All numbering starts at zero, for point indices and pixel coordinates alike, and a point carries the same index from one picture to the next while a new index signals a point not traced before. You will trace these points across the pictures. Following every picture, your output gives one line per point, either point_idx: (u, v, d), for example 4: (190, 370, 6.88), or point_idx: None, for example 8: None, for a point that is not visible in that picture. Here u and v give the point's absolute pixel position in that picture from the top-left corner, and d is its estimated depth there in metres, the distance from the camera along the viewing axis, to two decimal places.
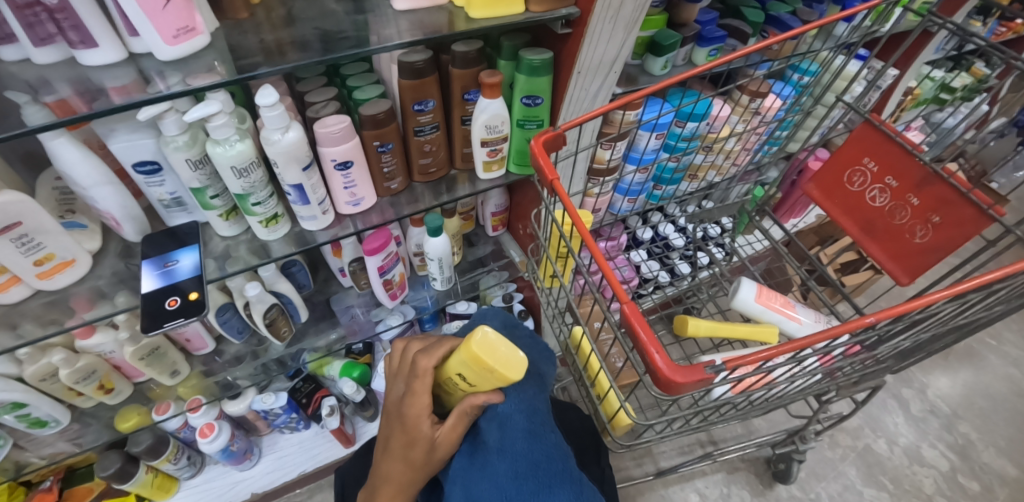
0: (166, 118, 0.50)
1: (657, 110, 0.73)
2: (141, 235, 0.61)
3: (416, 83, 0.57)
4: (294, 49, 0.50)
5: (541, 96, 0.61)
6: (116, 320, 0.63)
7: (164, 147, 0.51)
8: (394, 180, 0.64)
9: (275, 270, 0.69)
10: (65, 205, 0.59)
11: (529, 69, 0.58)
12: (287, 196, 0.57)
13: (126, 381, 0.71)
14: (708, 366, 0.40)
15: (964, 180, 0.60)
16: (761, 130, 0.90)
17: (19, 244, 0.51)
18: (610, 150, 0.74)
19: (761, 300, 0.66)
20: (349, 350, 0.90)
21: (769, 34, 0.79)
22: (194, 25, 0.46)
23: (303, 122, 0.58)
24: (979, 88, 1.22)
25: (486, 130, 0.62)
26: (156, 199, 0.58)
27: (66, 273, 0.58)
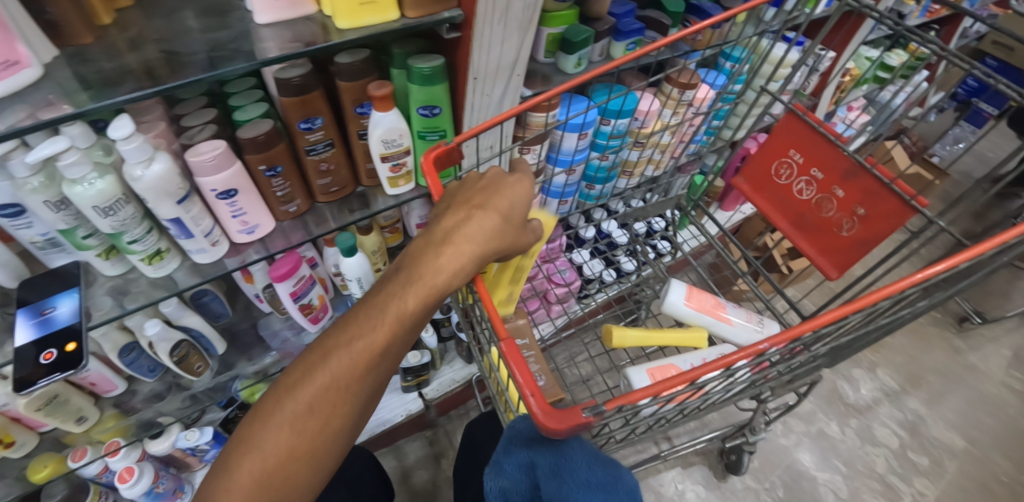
0: (13, 159, 0.45)
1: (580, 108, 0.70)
2: (17, 280, 0.56)
3: (300, 100, 0.53)
4: (143, 75, 0.46)
5: (439, 105, 0.57)
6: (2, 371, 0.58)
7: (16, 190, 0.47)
8: (292, 202, 0.60)
9: (179, 304, 0.64)
10: None
11: (422, 78, 0.54)
12: (167, 230, 0.53)
13: (30, 432, 0.66)
14: (589, 407, 0.38)
15: (887, 170, 0.58)
16: (694, 121, 0.89)
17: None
18: (532, 155, 0.71)
19: (689, 303, 0.65)
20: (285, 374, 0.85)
21: (692, 24, 0.76)
22: (18, 58, 0.41)
23: (178, 149, 0.53)
24: (917, 65, 1.23)
25: (383, 145, 0.58)
26: (26, 241, 0.53)
27: None
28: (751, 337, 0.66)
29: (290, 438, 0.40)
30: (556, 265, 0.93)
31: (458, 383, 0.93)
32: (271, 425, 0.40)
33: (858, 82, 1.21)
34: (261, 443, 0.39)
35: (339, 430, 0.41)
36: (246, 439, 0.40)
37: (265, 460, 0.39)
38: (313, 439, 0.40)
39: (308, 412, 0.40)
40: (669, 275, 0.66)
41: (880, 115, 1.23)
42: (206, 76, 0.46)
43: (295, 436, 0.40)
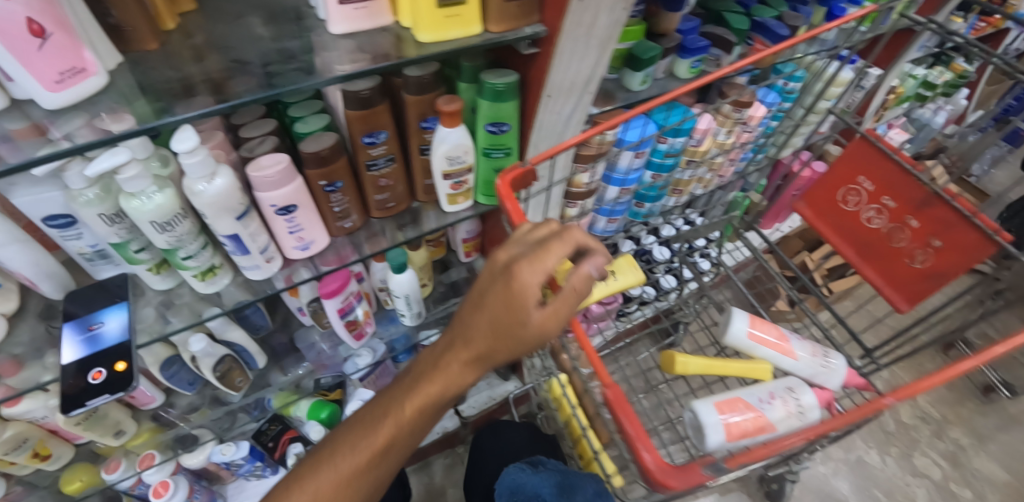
0: (70, 171, 0.43)
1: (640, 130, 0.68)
2: (63, 292, 0.54)
3: (365, 114, 0.50)
4: (209, 88, 0.43)
5: (508, 122, 0.54)
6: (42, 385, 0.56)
7: (71, 203, 0.45)
8: (348, 217, 0.58)
9: (225, 319, 0.62)
10: None
11: (493, 94, 0.52)
12: (223, 246, 0.51)
13: (66, 444, 0.64)
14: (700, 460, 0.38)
15: (967, 202, 0.55)
16: (745, 139, 0.86)
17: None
18: (589, 174, 0.68)
19: (752, 334, 0.63)
20: (317, 385, 0.82)
21: (757, 43, 0.73)
22: (84, 64, 0.39)
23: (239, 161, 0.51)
24: (960, 84, 1.21)
25: (447, 162, 0.55)
26: (75, 252, 0.52)
27: None
28: (816, 372, 0.62)
29: (366, 452, 0.48)
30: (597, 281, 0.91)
31: (495, 400, 0.90)
32: (356, 438, 0.48)
33: (901, 100, 1.19)
34: (351, 449, 0.48)
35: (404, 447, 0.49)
36: (336, 442, 0.50)
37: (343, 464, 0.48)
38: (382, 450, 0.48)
39: (380, 429, 0.47)
40: (731, 304, 0.64)
41: (920, 134, 1.20)
42: (265, 95, 0.42)
43: (370, 451, 0.47)
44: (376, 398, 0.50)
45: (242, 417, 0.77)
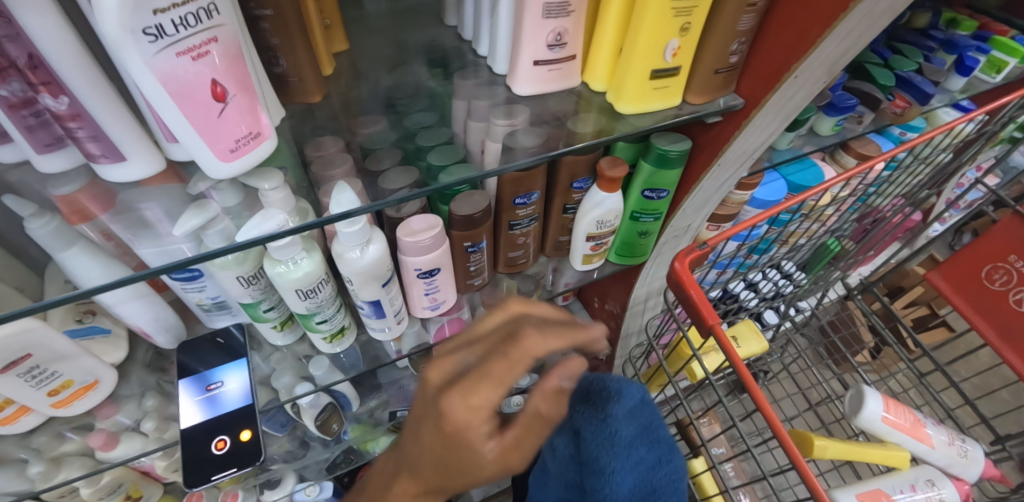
0: (211, 229, 0.36)
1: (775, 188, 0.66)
2: (176, 343, 0.49)
3: (522, 176, 0.45)
4: (376, 159, 0.41)
5: (668, 188, 0.50)
6: (145, 430, 0.53)
7: (209, 265, 0.40)
8: (478, 276, 0.53)
9: (330, 366, 0.56)
10: (84, 306, 0.46)
11: (660, 160, 0.47)
12: (359, 308, 0.47)
13: (156, 484, 0.63)
14: None
15: None
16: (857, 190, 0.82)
17: (29, 378, 0.41)
18: (716, 231, 0.65)
19: (887, 419, 0.59)
20: (393, 420, 0.73)
21: (897, 99, 0.68)
22: (260, 128, 0.32)
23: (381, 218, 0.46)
24: None
25: (595, 225, 0.51)
26: (194, 303, 0.46)
27: (86, 397, 0.47)
28: (952, 461, 0.61)
29: (435, 447, 0.33)
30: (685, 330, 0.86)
31: None
32: (421, 416, 0.34)
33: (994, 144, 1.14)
34: (428, 429, 0.33)
35: (485, 460, 0.32)
36: (412, 423, 0.36)
37: (417, 456, 0.35)
38: (457, 455, 0.33)
39: (440, 422, 0.32)
40: (863, 382, 0.60)
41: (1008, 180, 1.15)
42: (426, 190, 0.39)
43: (439, 447, 0.32)
44: (444, 372, 0.34)
45: (317, 447, 0.70)
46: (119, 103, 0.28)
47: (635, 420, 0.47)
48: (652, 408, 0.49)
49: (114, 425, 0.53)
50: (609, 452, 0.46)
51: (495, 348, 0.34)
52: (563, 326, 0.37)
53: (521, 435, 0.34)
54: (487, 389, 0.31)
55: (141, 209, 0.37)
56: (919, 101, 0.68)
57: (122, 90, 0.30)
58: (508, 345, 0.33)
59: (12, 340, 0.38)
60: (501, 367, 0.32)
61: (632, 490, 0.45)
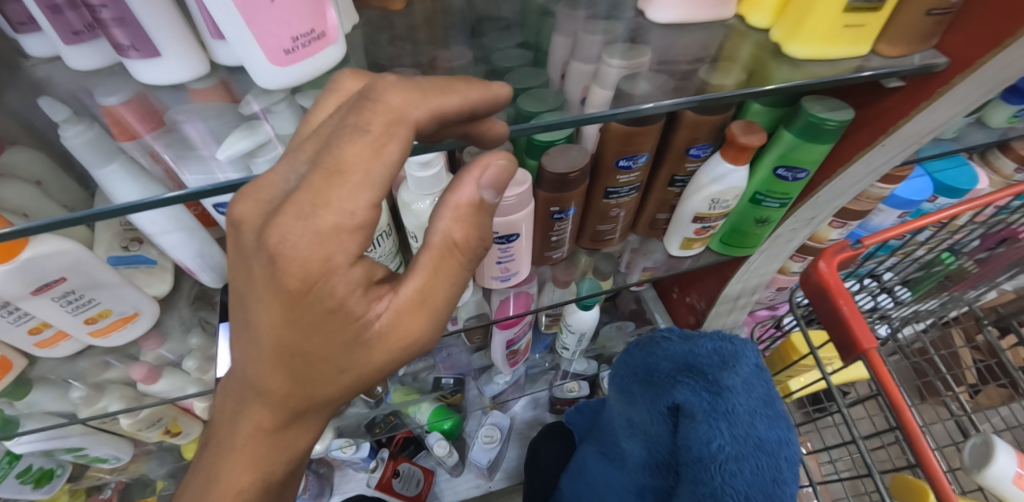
0: (259, 156, 0.30)
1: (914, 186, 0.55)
2: (221, 282, 0.45)
3: (632, 132, 0.36)
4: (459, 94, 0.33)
5: (808, 168, 0.39)
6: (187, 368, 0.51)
7: None
8: (559, 249, 0.46)
9: None
10: (131, 232, 0.42)
11: (807, 131, 0.37)
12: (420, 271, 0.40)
13: (195, 420, 0.61)
14: None
15: None
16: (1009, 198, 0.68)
17: (64, 303, 0.38)
18: (840, 230, 0.54)
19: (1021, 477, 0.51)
20: (438, 388, 0.69)
21: None
22: (326, 30, 0.24)
23: (457, 165, 0.39)
24: None
25: (707, 205, 0.42)
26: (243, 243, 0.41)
27: (126, 329, 0.44)
28: None
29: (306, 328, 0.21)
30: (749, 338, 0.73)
31: None
32: (247, 286, 0.21)
33: None
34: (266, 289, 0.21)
35: (374, 335, 0.23)
36: (242, 340, 0.23)
37: (256, 358, 0.23)
38: (329, 346, 0.22)
39: (280, 274, 0.20)
40: (996, 431, 0.52)
41: None
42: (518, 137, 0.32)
43: (293, 320, 0.21)
44: (264, 203, 0.21)
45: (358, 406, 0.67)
46: None
47: (753, 392, 0.37)
48: (769, 380, 0.39)
49: (157, 357, 0.50)
50: (722, 435, 0.35)
51: (325, 152, 0.20)
52: (436, 86, 0.22)
53: (424, 280, 0.24)
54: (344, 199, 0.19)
55: (185, 126, 0.32)
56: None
57: None
58: (363, 110, 0.20)
59: (43, 262, 0.34)
60: (360, 155, 0.20)
61: (750, 480, 0.34)
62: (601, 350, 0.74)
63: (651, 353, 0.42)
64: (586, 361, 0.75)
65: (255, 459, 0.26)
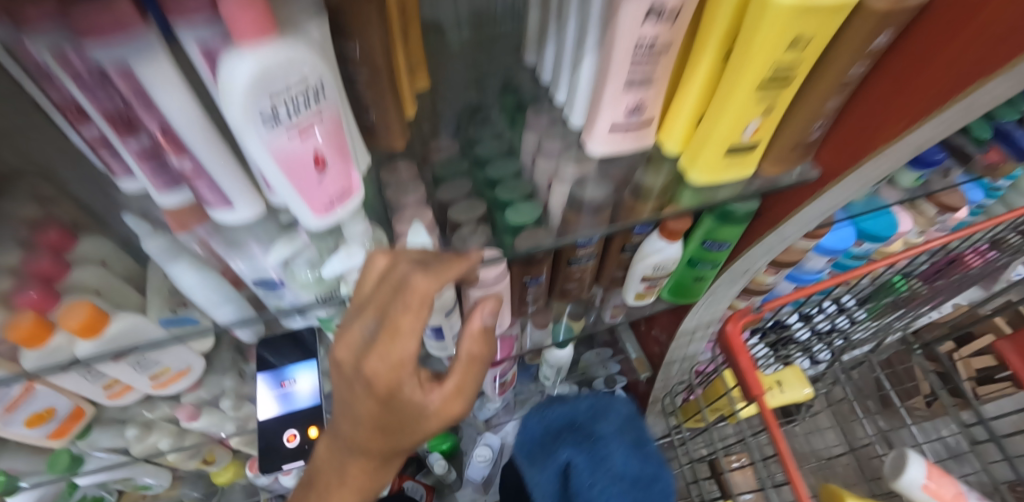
0: (297, 259, 0.41)
1: (841, 236, 0.66)
2: (256, 339, 0.54)
3: (584, 222, 0.46)
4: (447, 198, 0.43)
5: (728, 241, 0.49)
6: (224, 406, 0.60)
7: (290, 281, 0.42)
8: (534, 303, 0.56)
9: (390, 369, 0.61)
10: (178, 298, 0.49)
11: (724, 217, 0.46)
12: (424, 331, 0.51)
13: (225, 448, 0.70)
14: None
15: None
16: (932, 236, 0.80)
17: (135, 364, 0.47)
18: (774, 276, 0.65)
19: (929, 486, 0.61)
20: None
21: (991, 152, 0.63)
22: (351, 185, 0.34)
23: (448, 244, 0.49)
24: None
25: (652, 269, 0.52)
26: (273, 305, 0.47)
27: (179, 379, 0.54)
28: None
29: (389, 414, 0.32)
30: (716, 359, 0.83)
31: None
32: (350, 392, 0.33)
33: None
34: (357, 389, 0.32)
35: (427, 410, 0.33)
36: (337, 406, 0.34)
37: (357, 431, 0.35)
38: (399, 416, 0.33)
39: (367, 378, 0.31)
40: (910, 446, 0.62)
41: None
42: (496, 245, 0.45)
43: (380, 406, 0.32)
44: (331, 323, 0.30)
45: None
46: (229, 161, 0.31)
47: (623, 436, 0.57)
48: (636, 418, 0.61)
49: (196, 399, 0.58)
50: (604, 476, 0.53)
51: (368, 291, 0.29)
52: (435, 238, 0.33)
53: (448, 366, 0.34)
54: (407, 342, 0.31)
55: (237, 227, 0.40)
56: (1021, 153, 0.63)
57: (227, 140, 0.32)
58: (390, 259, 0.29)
59: (124, 336, 0.44)
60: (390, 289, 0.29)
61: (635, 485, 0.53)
62: (582, 374, 0.84)
63: (546, 419, 0.59)
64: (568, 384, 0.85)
65: (355, 492, 0.38)
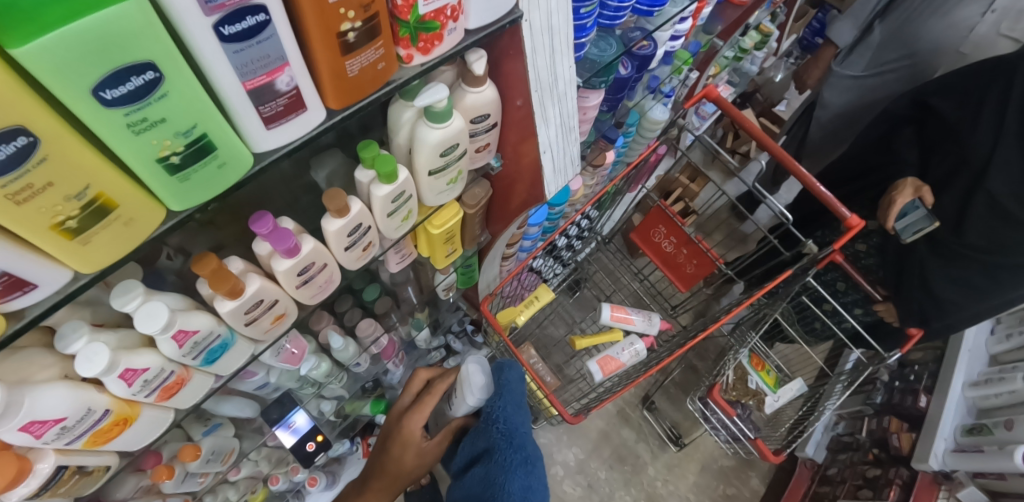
0: (272, 372, 0.81)
1: (543, 214, 1.15)
2: (256, 409, 0.90)
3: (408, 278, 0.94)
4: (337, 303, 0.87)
5: (470, 262, 1.03)
6: (251, 456, 0.98)
7: (276, 379, 0.84)
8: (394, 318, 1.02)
9: (334, 385, 1.04)
10: (203, 417, 0.84)
11: (465, 259, 0.97)
12: (355, 363, 0.97)
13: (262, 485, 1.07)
14: (595, 372, 1.19)
15: (706, 245, 1.13)
16: (603, 174, 1.36)
17: (210, 459, 0.83)
18: (513, 246, 1.19)
19: (614, 315, 1.24)
20: (367, 391, 1.23)
21: (601, 141, 1.19)
22: (292, 347, 0.77)
23: (344, 318, 0.92)
24: (766, 40, 1.64)
25: (442, 284, 1.03)
26: (262, 393, 0.88)
27: (230, 457, 0.89)
28: (646, 326, 1.26)
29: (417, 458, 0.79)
30: (524, 278, 1.40)
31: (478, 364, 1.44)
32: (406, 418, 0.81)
33: (721, 67, 1.67)
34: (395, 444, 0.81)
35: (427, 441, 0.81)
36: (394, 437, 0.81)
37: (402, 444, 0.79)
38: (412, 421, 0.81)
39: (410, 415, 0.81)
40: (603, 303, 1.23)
41: (737, 79, 1.83)
42: (377, 322, 0.92)
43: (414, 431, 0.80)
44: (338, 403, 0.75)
45: (335, 423, 1.18)
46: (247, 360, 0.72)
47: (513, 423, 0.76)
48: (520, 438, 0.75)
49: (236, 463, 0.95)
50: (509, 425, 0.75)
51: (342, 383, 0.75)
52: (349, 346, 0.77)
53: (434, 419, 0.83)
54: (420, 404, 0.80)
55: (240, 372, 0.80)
56: (611, 141, 1.20)
57: None
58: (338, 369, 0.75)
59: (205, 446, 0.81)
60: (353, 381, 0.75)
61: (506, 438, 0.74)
62: (444, 326, 1.35)
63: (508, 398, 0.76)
64: (442, 335, 1.35)
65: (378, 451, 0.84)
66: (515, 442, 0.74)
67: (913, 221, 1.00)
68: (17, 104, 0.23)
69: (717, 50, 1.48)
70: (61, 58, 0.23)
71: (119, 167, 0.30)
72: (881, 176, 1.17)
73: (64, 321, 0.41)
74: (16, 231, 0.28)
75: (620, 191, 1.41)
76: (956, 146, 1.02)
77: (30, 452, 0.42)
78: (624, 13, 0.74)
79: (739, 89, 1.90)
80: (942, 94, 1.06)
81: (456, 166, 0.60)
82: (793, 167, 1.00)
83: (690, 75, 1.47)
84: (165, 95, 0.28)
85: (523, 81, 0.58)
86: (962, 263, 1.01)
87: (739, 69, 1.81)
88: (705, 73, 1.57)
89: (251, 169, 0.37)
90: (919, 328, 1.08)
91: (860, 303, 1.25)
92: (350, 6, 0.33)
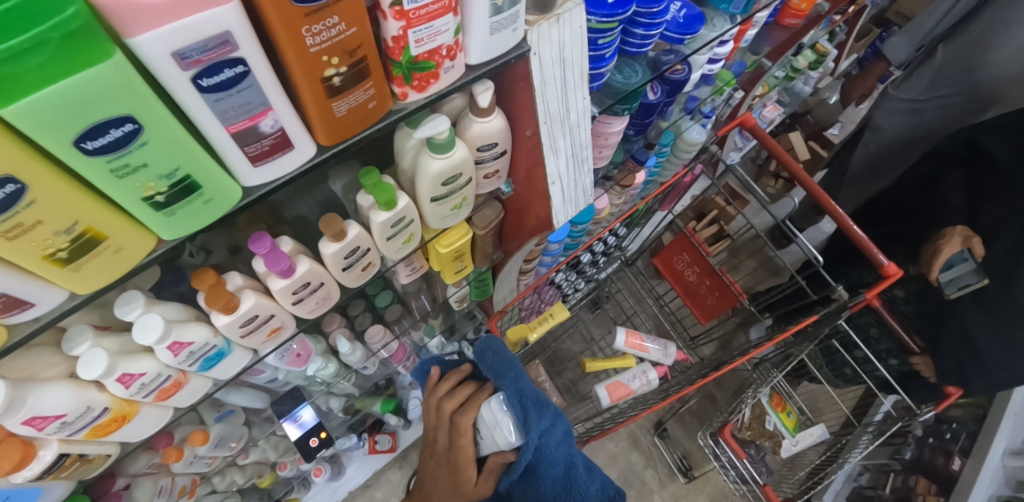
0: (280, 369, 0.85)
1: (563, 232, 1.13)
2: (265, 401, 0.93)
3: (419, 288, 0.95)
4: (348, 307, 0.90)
5: (483, 276, 1.03)
6: (260, 443, 1.02)
7: (285, 375, 0.87)
8: (404, 325, 1.04)
9: (343, 384, 1.07)
10: (217, 403, 0.89)
11: (478, 274, 0.97)
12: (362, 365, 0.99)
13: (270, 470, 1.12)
14: (605, 400, 1.16)
15: (730, 279, 1.08)
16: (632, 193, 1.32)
17: (219, 445, 0.88)
18: (530, 261, 1.17)
19: (628, 341, 1.21)
20: (378, 389, 1.26)
21: (629, 161, 1.16)
22: (299, 350, 0.80)
23: (355, 321, 0.94)
24: (822, 60, 1.54)
25: (454, 296, 1.03)
26: (272, 387, 0.92)
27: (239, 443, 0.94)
28: (661, 354, 1.23)
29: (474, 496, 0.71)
30: (543, 291, 1.38)
31: None
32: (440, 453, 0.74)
33: (770, 88, 1.59)
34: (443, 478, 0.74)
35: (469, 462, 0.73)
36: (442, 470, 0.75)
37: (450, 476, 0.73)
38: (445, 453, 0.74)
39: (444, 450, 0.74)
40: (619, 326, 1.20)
41: (788, 100, 1.74)
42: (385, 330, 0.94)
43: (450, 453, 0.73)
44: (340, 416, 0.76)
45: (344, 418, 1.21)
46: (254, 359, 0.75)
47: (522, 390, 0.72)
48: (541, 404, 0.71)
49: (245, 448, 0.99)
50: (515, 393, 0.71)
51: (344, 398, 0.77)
52: None
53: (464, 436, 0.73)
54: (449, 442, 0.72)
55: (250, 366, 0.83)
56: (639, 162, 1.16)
57: None
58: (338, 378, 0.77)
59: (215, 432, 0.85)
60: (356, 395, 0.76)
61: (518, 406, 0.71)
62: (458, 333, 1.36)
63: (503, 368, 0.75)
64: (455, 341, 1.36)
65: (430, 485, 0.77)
66: (532, 407, 0.70)
67: (958, 275, 0.93)
68: (4, 156, 0.25)
69: (765, 70, 1.41)
70: (44, 115, 0.25)
71: (109, 203, 0.32)
72: (925, 218, 1.07)
73: (72, 324, 0.45)
74: (11, 259, 0.30)
75: (649, 211, 1.37)
76: (1012, 193, 0.93)
77: (36, 438, 0.46)
78: (652, 40, 0.71)
79: (789, 110, 1.80)
80: (995, 135, 0.98)
81: (461, 193, 0.60)
82: (830, 206, 0.93)
83: (734, 95, 1.40)
84: (146, 142, 0.29)
85: (532, 111, 0.57)
86: (1005, 317, 0.91)
87: (790, 90, 1.71)
88: (751, 94, 1.49)
89: (239, 202, 0.38)
90: (957, 389, 0.97)
91: (895, 352, 1.16)
92: (335, 54, 0.33)
